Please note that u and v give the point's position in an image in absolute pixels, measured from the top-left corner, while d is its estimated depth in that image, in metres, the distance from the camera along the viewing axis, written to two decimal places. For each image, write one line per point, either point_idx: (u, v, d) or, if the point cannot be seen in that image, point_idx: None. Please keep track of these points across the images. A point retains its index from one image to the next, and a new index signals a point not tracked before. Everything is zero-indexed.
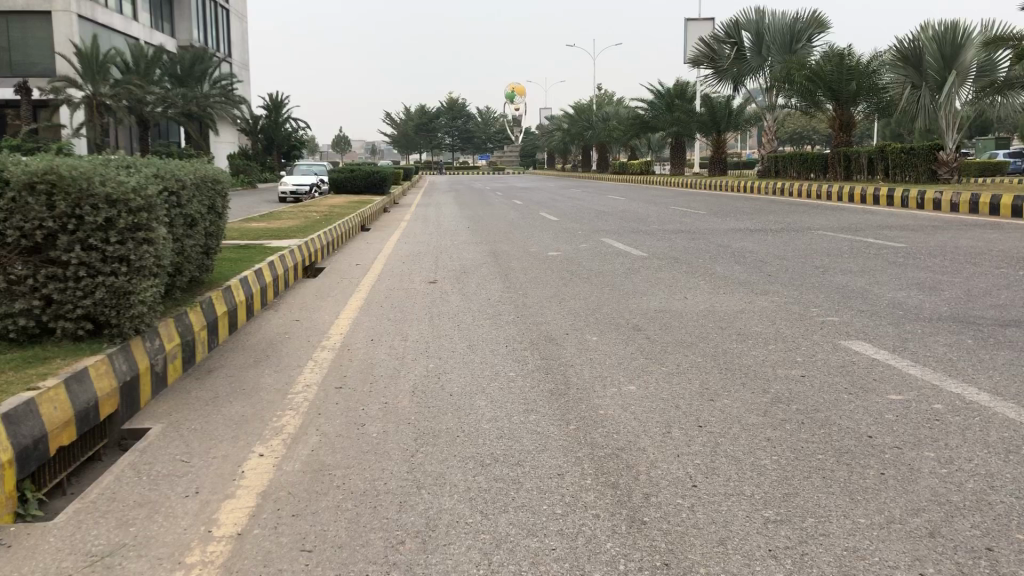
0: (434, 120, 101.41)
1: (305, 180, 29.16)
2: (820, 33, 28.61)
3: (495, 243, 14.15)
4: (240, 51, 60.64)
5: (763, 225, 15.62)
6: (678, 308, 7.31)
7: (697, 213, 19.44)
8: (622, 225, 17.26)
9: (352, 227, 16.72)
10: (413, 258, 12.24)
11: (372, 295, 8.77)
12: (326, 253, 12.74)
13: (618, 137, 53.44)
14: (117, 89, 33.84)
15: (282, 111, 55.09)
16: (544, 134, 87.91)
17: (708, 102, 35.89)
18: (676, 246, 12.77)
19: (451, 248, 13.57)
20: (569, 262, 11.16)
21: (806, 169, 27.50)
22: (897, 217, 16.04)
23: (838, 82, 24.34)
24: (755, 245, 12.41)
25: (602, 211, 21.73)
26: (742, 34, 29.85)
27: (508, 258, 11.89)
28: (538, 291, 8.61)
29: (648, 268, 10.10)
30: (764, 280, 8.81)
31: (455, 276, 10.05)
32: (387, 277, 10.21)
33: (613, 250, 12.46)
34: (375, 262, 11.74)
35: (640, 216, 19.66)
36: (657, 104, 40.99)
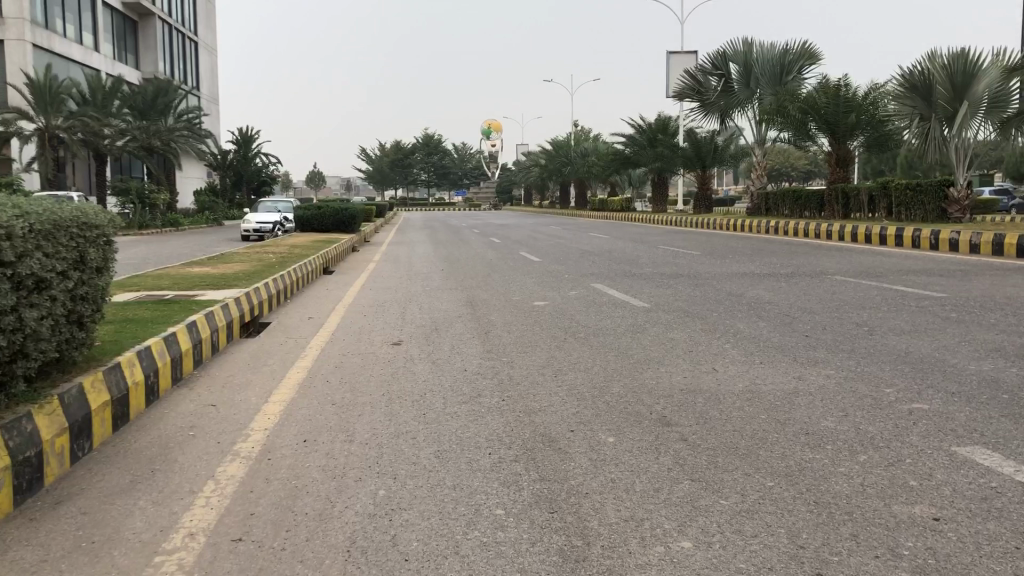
0: (409, 157, 100.07)
1: (269, 217, 27.45)
2: (810, 64, 27.48)
3: (472, 289, 12.51)
4: (209, 85, 59.15)
5: (770, 268, 14.10)
6: (709, 388, 5.66)
7: (691, 254, 17.93)
8: (612, 268, 15.68)
9: (311, 270, 15.00)
10: (377, 309, 10.54)
11: (319, 363, 7.04)
12: (277, 302, 10.98)
13: (598, 173, 52.24)
14: (70, 121, 32.11)
15: (252, 146, 53.45)
16: (521, 171, 86.83)
17: (693, 136, 34.64)
18: (680, 294, 11.18)
19: (422, 296, 11.89)
20: (561, 314, 9.53)
21: (800, 207, 26.18)
22: (914, 259, 14.61)
23: (834, 115, 23.07)
24: (770, 294, 10.86)
25: (586, 251, 20.17)
26: (729, 65, 28.67)
27: (489, 309, 10.20)
28: (527, 357, 6.93)
29: (656, 324, 8.48)
30: (802, 343, 7.21)
31: (426, 334, 8.37)
32: (342, 335, 8.48)
33: (609, 299, 10.84)
34: (331, 316, 10.01)
35: (629, 257, 18.11)
36: (640, 139, 39.72)
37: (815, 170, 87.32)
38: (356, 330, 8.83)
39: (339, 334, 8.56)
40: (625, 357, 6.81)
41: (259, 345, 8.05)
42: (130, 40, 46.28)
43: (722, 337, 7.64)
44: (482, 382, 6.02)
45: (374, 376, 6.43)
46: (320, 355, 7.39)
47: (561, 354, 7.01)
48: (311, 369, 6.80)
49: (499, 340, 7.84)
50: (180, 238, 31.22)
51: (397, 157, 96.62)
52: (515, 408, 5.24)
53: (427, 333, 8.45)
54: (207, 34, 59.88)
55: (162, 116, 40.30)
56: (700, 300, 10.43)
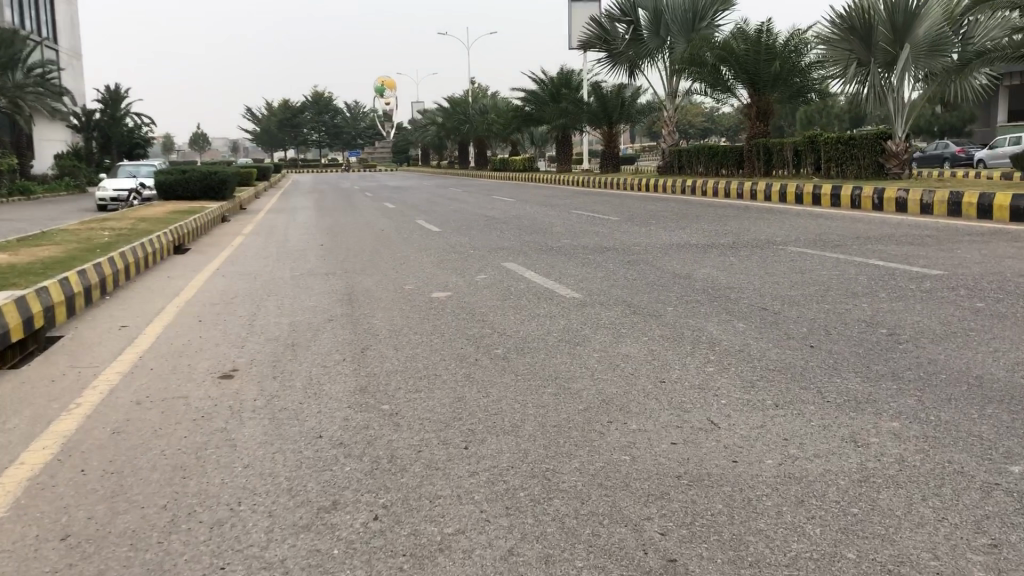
0: (299, 116, 95.24)
1: (125, 183, 24.11)
2: (724, 11, 25.51)
3: (353, 274, 9.99)
4: (69, 38, 53.90)
5: (709, 237, 12.03)
6: (719, 473, 3.39)
7: (608, 220, 15.85)
8: (523, 239, 13.37)
9: (154, 251, 12.13)
10: (222, 309, 7.94)
11: (90, 427, 4.45)
12: (86, 301, 8.14)
13: (498, 131, 49.89)
14: None
15: (120, 105, 48.78)
16: (417, 131, 83.51)
17: (598, 90, 32.47)
18: (613, 275, 8.96)
19: (287, 286, 9.29)
20: (470, 313, 7.18)
21: (716, 164, 24.32)
22: (865, 223, 12.80)
23: (754, 64, 21.20)
24: (724, 275, 8.74)
25: (490, 217, 17.86)
26: (638, 12, 26.53)
27: (372, 307, 7.71)
28: (422, 404, 4.53)
29: (598, 330, 6.21)
30: (812, 361, 5.04)
31: (281, 357, 5.87)
32: (153, 362, 5.88)
33: (527, 286, 8.52)
34: (155, 324, 7.35)
35: (540, 224, 15.87)
36: (541, 94, 37.30)
37: (713, 124, 86.76)
38: (179, 349, 6.24)
39: (149, 359, 5.95)
40: (569, 399, 4.51)
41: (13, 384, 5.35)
42: None
43: (694, 352, 5.42)
44: (345, 469, 3.60)
45: (167, 460, 3.89)
46: (98, 406, 4.80)
47: (477, 397, 4.64)
48: (70, 444, 4.21)
49: (382, 367, 5.42)
50: (27, 208, 27.50)
51: (285, 116, 91.81)
52: (397, 549, 2.86)
53: (279, 355, 5.93)
54: None
55: (7, 71, 35.80)
56: (639, 285, 8.23)
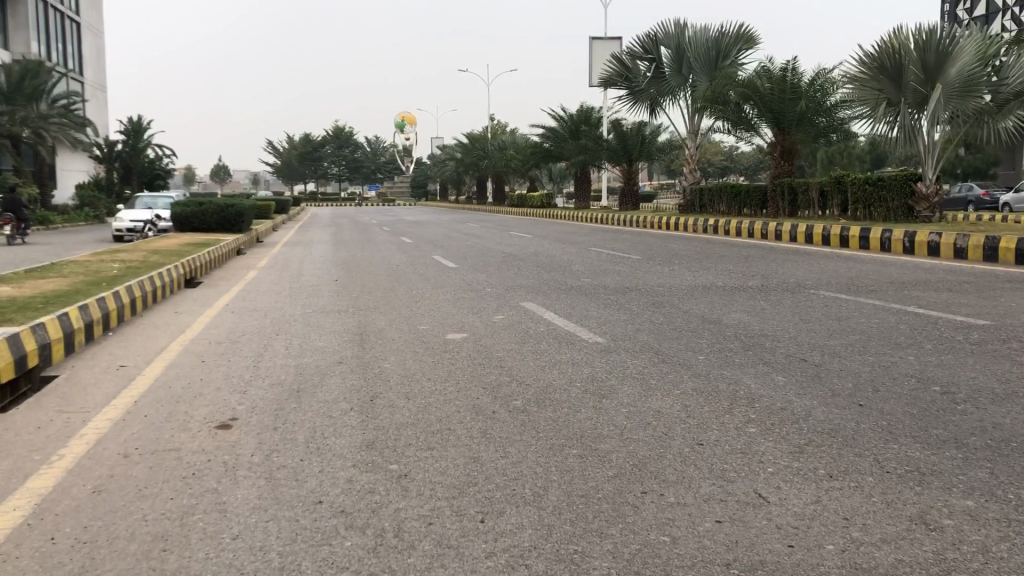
0: (319, 150, 95.76)
1: (142, 214, 23.97)
2: (748, 49, 25.27)
3: (366, 312, 9.60)
4: (95, 70, 54.47)
5: (735, 280, 11.59)
6: (775, 561, 2.96)
7: (630, 259, 15.46)
8: (542, 277, 12.98)
9: (164, 284, 11.79)
10: (228, 349, 7.55)
11: (69, 484, 4.04)
12: (87, 337, 7.78)
13: (517, 167, 49.78)
14: None
15: (142, 136, 49.00)
16: (436, 167, 83.73)
17: (618, 126, 32.24)
18: (637, 318, 8.55)
19: (297, 324, 8.90)
20: (488, 357, 6.77)
21: (739, 204, 23.93)
22: (897, 267, 12.35)
23: (779, 103, 20.94)
24: (754, 319, 8.31)
25: (509, 254, 17.51)
26: (660, 49, 26.36)
27: (385, 349, 7.30)
28: (435, 465, 4.11)
29: (625, 381, 5.78)
30: (863, 423, 4.59)
31: (285, 404, 5.47)
32: (147, 407, 5.48)
33: (547, 329, 8.09)
34: (155, 365, 6.95)
35: (559, 262, 15.49)
36: (561, 131, 37.15)
37: (732, 163, 86.44)
38: (178, 393, 5.85)
39: (144, 404, 5.57)
40: (596, 464, 4.08)
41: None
42: None
43: (730, 410, 4.98)
44: (345, 545, 3.19)
45: (149, 528, 3.48)
46: (83, 459, 4.40)
47: (495, 458, 4.21)
48: (45, 505, 3.80)
49: (392, 419, 5.00)
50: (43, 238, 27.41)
51: (305, 150, 92.40)
52: None
53: (283, 402, 5.53)
54: (93, 14, 55.09)
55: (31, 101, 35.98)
56: (665, 329, 7.82)
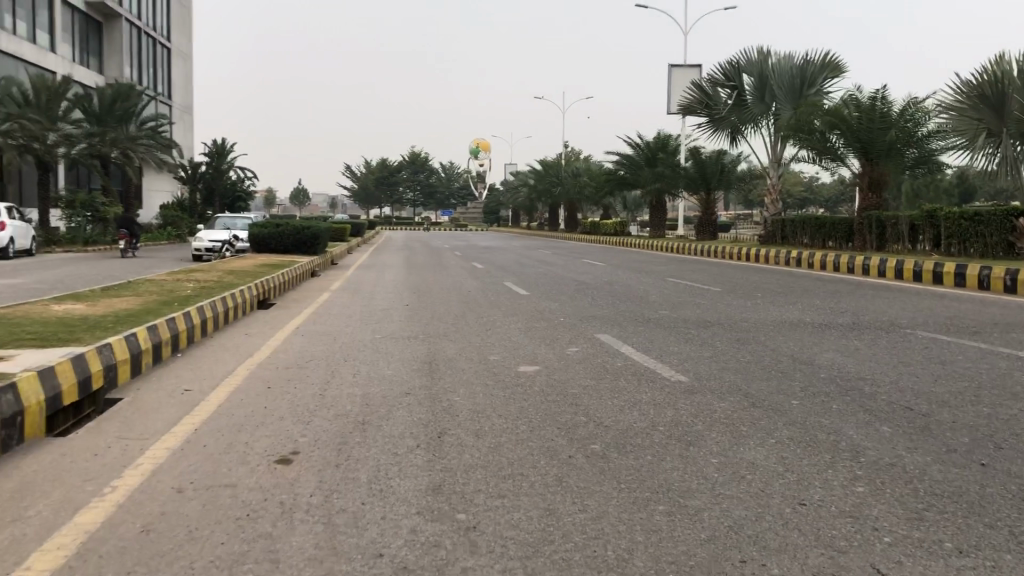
0: (395, 174, 97.00)
1: (220, 235, 24.34)
2: (834, 78, 24.56)
3: (438, 340, 9.33)
4: (183, 93, 56.21)
5: (823, 316, 11.01)
6: None
7: (708, 291, 14.92)
8: (618, 308, 12.57)
9: (237, 305, 11.74)
10: (295, 375, 7.34)
11: (119, 520, 3.79)
12: (154, 359, 7.63)
13: (591, 195, 49.48)
14: (8, 123, 29.32)
15: (225, 158, 50.20)
16: (509, 193, 84.01)
17: (697, 155, 31.67)
18: (720, 355, 8.07)
19: (367, 350, 8.69)
20: (563, 393, 6.39)
21: (823, 237, 23.12)
22: (1000, 307, 11.58)
23: (868, 132, 20.21)
24: (847, 360, 7.76)
25: (583, 283, 17.14)
26: (743, 77, 25.74)
27: (455, 380, 6.99)
28: (506, 517, 3.75)
29: (712, 428, 5.34)
30: (987, 486, 4.07)
31: (348, 438, 5.17)
32: (207, 436, 5.25)
33: (626, 363, 7.68)
34: (220, 389, 6.76)
35: (635, 293, 15.04)
36: (637, 158, 36.68)
37: (811, 195, 84.57)
38: (239, 421, 5.61)
39: (205, 433, 5.34)
40: (685, 524, 3.65)
41: (50, 456, 4.76)
42: (93, 42, 43.34)
43: (833, 465, 4.50)
44: None
45: None
46: (136, 493, 4.15)
47: (572, 512, 3.83)
48: (92, 542, 3.54)
49: (461, 459, 4.65)
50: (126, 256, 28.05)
51: (381, 175, 93.73)
52: None
53: (346, 436, 5.24)
54: (182, 40, 56.91)
55: (121, 123, 37.08)
56: (751, 369, 7.33)
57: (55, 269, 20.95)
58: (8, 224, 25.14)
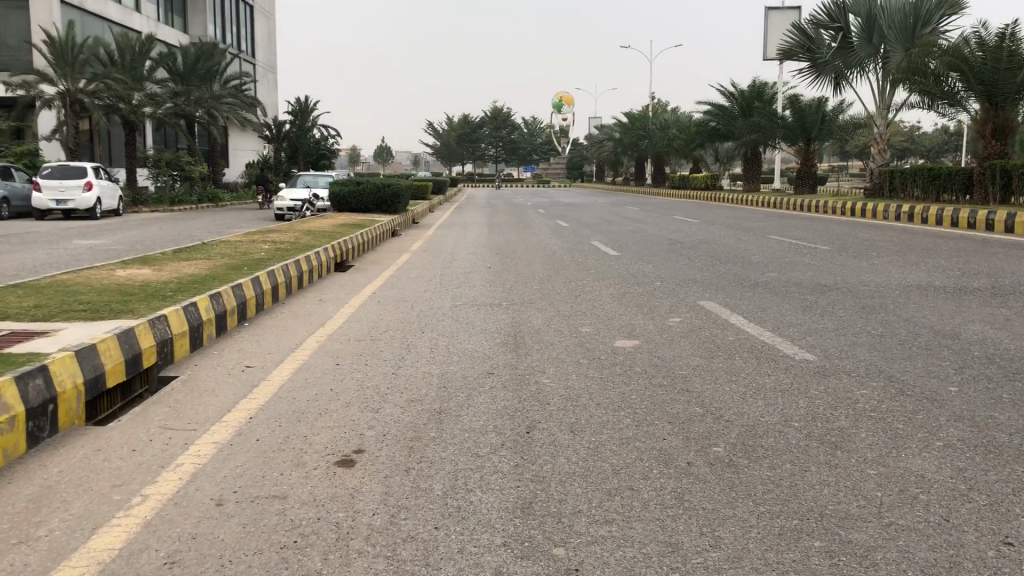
0: (477, 130, 96.07)
1: (301, 194, 24.05)
2: (952, 16, 22.53)
3: (524, 308, 8.50)
4: (267, 52, 56.39)
5: (956, 280, 9.78)
6: None
7: (815, 252, 13.72)
8: (718, 270, 11.53)
9: (312, 267, 11.14)
10: (366, 350, 6.62)
11: (141, 546, 3.09)
12: (217, 330, 7.03)
13: (679, 147, 47.78)
14: (95, 84, 29.50)
15: (309, 116, 49.91)
16: (594, 147, 82.23)
17: (795, 104, 29.89)
18: (845, 328, 7.07)
19: (446, 319, 7.92)
20: (671, 377, 5.51)
21: (937, 189, 21.40)
22: None
23: (993, 73, 18.60)
24: (1003, 335, 6.64)
25: (676, 241, 16.08)
26: (849, 17, 23.95)
27: (544, 358, 6.16)
28: (616, 555, 2.93)
29: (860, 426, 4.39)
30: None
31: (422, 432, 4.40)
32: (262, 428, 4.56)
33: (738, 339, 6.72)
34: (285, 365, 6.09)
35: (736, 252, 13.92)
36: (731, 109, 35.04)
37: (912, 144, 80.26)
38: (301, 408, 4.91)
39: (259, 423, 4.64)
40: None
41: (81, 452, 4.14)
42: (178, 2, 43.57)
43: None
44: None
45: None
46: (167, 506, 3.46)
47: (700, 549, 2.98)
48: None
49: (555, 466, 3.82)
50: (210, 215, 28.07)
51: (464, 132, 93.03)
52: None
53: (419, 428, 4.48)
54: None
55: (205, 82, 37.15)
56: (887, 346, 6.32)
57: (140, 229, 20.91)
58: (95, 183, 25.30)
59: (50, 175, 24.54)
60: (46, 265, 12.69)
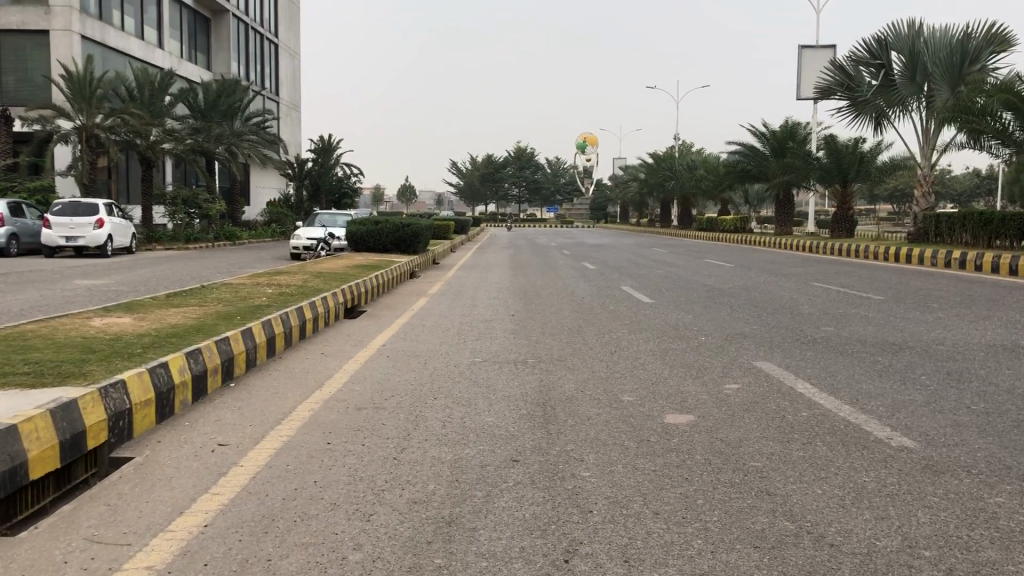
0: (500, 170, 95.66)
1: (317, 232, 23.20)
2: (1001, 53, 21.45)
3: (552, 367, 7.40)
4: (291, 90, 56.29)
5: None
6: None
7: (867, 302, 12.59)
8: (767, 323, 10.40)
9: (319, 313, 10.12)
10: (367, 423, 5.51)
11: None
12: (193, 394, 5.97)
13: (707, 188, 46.77)
14: (112, 119, 28.99)
15: (331, 154, 49.14)
16: (618, 188, 81.43)
17: (831, 145, 28.88)
18: (938, 402, 5.92)
19: (462, 381, 6.84)
20: (741, 472, 4.38)
21: (989, 234, 20.17)
22: None
23: None
24: None
25: (712, 288, 14.96)
26: (891, 54, 22.99)
27: (581, 438, 5.05)
28: None
29: (1020, 561, 3.20)
30: None
31: (425, 558, 3.30)
32: (216, 546, 3.46)
33: (815, 417, 5.59)
34: (267, 444, 4.99)
35: (783, 301, 12.80)
36: (762, 150, 34.07)
37: (944, 188, 78.80)
38: (274, 512, 3.82)
39: (214, 537, 3.56)
40: None
41: None
42: (202, 38, 43.42)
43: None
44: None
45: None
46: None
47: None
48: None
49: None
50: (225, 254, 27.27)
51: (487, 171, 92.67)
52: None
53: (421, 551, 3.37)
54: (290, 37, 56.90)
55: (226, 119, 36.67)
56: (1002, 430, 5.13)
57: (146, 269, 20.06)
58: (106, 220, 24.57)
59: (61, 212, 23.85)
60: (35, 307, 11.79)
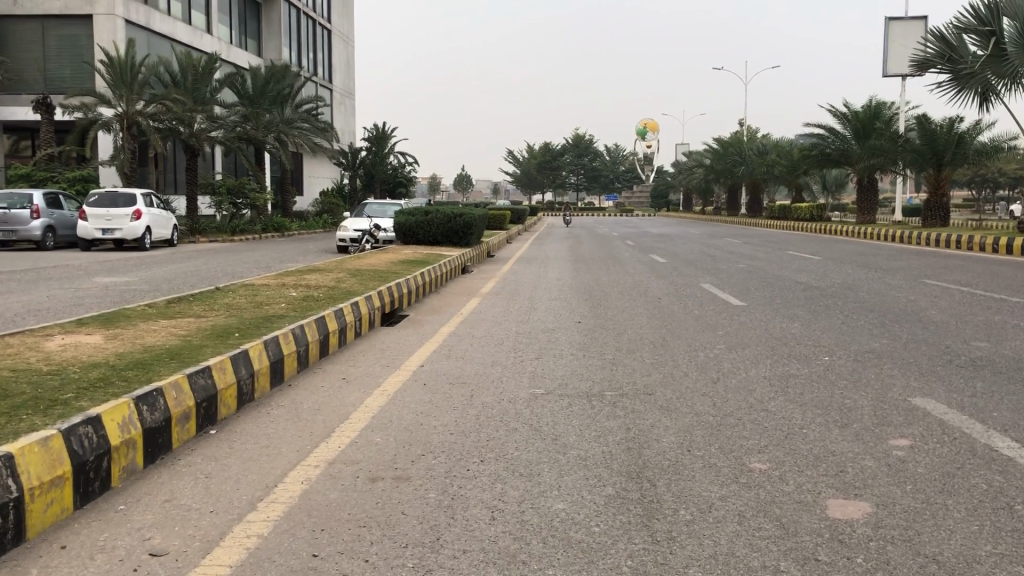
0: (557, 157, 93.37)
1: (364, 223, 21.63)
2: None
3: (638, 407, 5.52)
4: (344, 76, 55.06)
5: None
6: None
7: (1008, 305, 10.43)
8: (899, 335, 8.37)
9: (346, 321, 8.37)
10: (378, 510, 3.70)
11: None
12: (144, 457, 4.25)
13: (779, 174, 44.13)
14: (155, 106, 27.73)
15: (385, 142, 47.72)
16: (680, 176, 78.65)
17: (923, 125, 26.34)
18: None
19: (517, 429, 5.01)
20: None
21: None
22: None
23: None
24: None
25: (809, 286, 12.95)
26: (1002, 20, 20.47)
27: (713, 557, 3.16)
28: None
29: None
30: None
31: None
32: None
33: None
34: (216, 559, 3.22)
35: (903, 305, 10.69)
36: (843, 132, 31.54)
37: None
38: None
39: None
40: None
41: None
42: (253, 24, 42.33)
43: None
44: None
45: None
46: None
47: None
48: None
49: None
50: (270, 246, 25.94)
51: (544, 159, 90.50)
52: None
53: None
54: (343, 23, 55.68)
55: (276, 106, 35.26)
56: None
57: (183, 263, 18.69)
58: (146, 212, 23.35)
59: (98, 203, 22.64)
60: (34, 311, 10.35)
